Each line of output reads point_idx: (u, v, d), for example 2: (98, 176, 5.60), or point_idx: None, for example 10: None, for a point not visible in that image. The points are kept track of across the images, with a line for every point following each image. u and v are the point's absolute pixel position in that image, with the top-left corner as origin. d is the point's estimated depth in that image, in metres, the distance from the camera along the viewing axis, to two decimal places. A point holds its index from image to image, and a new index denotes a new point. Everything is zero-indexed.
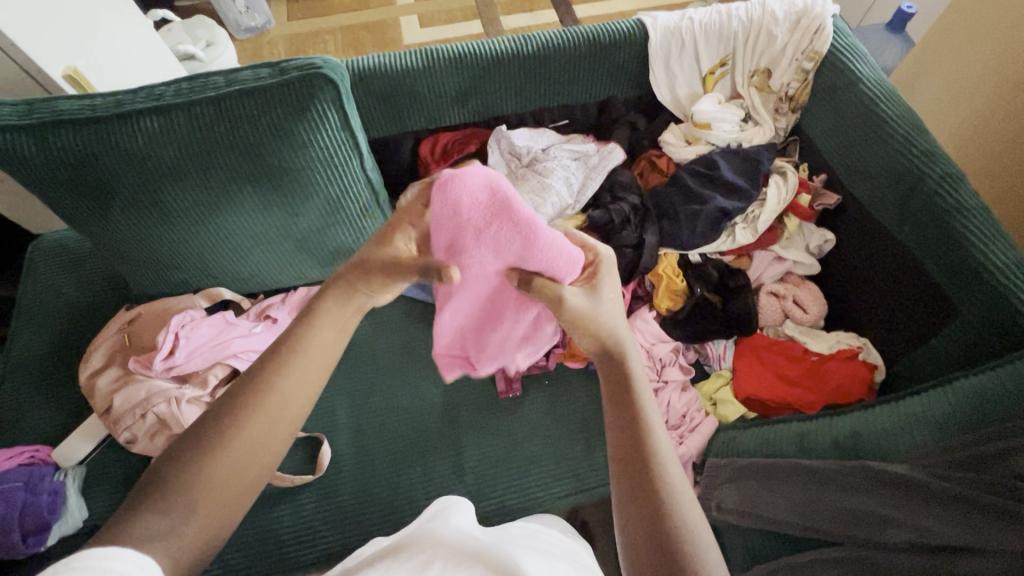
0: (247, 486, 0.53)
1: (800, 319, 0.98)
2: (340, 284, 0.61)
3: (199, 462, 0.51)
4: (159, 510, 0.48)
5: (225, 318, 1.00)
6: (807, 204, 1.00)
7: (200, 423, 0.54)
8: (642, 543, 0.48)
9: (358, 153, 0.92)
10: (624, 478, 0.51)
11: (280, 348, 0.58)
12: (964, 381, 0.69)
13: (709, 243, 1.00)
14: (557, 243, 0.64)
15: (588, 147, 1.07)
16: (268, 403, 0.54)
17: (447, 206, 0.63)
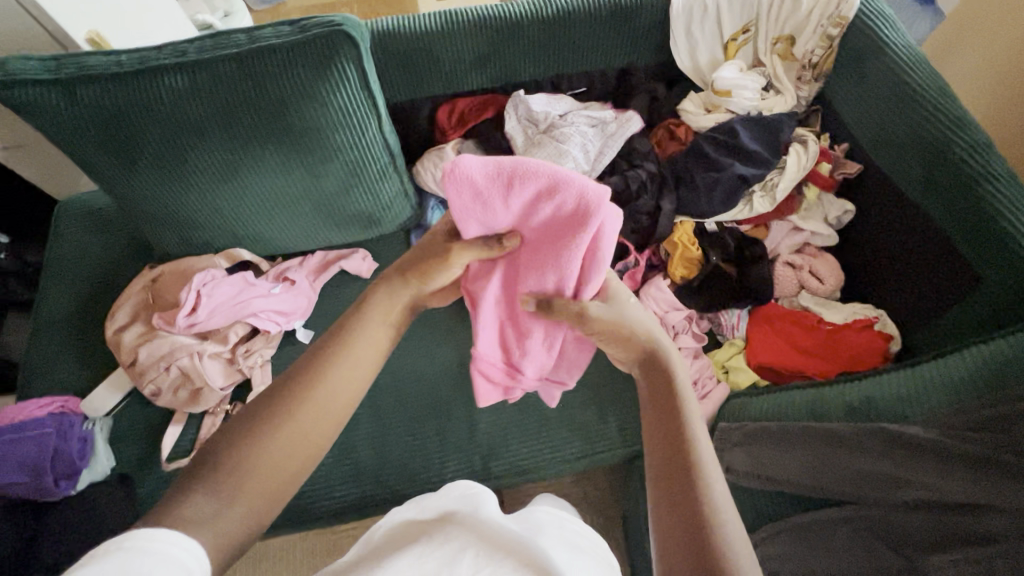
0: (293, 474, 0.56)
1: (816, 289, 0.98)
2: (395, 276, 0.69)
3: (251, 449, 0.54)
4: (207, 493, 0.50)
5: (244, 278, 1.02)
6: (826, 173, 0.99)
7: (251, 412, 0.57)
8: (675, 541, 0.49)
9: (377, 115, 0.93)
10: (665, 482, 0.53)
11: (334, 338, 0.63)
12: (984, 344, 0.68)
13: (726, 211, 0.99)
14: (580, 183, 0.62)
15: (605, 114, 1.06)
16: (316, 393, 0.58)
17: (461, 192, 0.62)
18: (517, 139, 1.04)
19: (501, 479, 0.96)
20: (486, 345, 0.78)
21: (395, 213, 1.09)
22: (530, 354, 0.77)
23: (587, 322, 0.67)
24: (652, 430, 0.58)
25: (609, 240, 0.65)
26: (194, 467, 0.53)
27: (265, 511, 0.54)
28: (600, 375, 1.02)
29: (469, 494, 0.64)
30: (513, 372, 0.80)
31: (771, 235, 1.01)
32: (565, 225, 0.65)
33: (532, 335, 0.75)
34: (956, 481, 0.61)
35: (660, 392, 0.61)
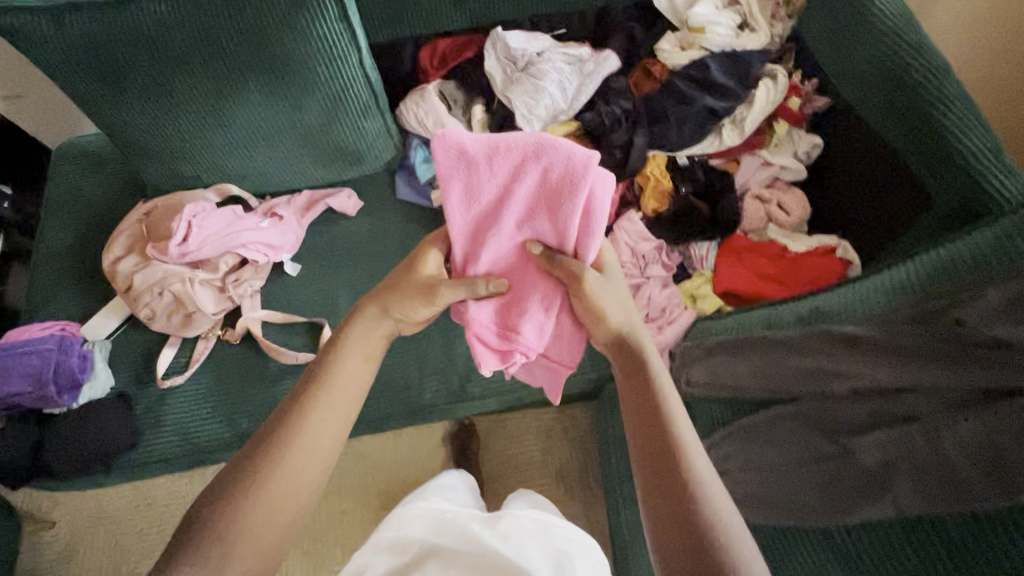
0: (283, 529, 0.58)
1: (783, 223, 1.01)
2: (371, 308, 0.69)
3: (250, 507, 0.56)
4: (196, 565, 0.53)
5: (234, 212, 1.06)
6: (796, 107, 1.02)
7: (235, 472, 0.59)
8: (680, 551, 0.52)
9: (356, 48, 0.96)
10: (660, 492, 0.56)
11: (308, 384, 0.64)
12: (929, 252, 0.72)
13: (697, 143, 1.03)
14: (567, 147, 0.64)
15: (582, 52, 1.08)
16: (294, 450, 0.59)
17: (447, 157, 0.65)
18: (496, 78, 1.08)
19: (478, 400, 1.02)
20: (480, 313, 0.70)
21: (378, 152, 1.12)
22: (528, 321, 0.70)
23: (582, 287, 0.66)
24: (641, 434, 0.60)
25: (606, 203, 0.65)
26: (191, 533, 0.56)
27: (272, 554, 0.58)
28: None
29: (435, 514, 0.80)
30: (508, 343, 0.70)
31: (742, 171, 1.04)
32: (556, 189, 0.65)
33: (531, 301, 0.70)
34: (889, 372, 0.63)
35: (639, 382, 0.64)
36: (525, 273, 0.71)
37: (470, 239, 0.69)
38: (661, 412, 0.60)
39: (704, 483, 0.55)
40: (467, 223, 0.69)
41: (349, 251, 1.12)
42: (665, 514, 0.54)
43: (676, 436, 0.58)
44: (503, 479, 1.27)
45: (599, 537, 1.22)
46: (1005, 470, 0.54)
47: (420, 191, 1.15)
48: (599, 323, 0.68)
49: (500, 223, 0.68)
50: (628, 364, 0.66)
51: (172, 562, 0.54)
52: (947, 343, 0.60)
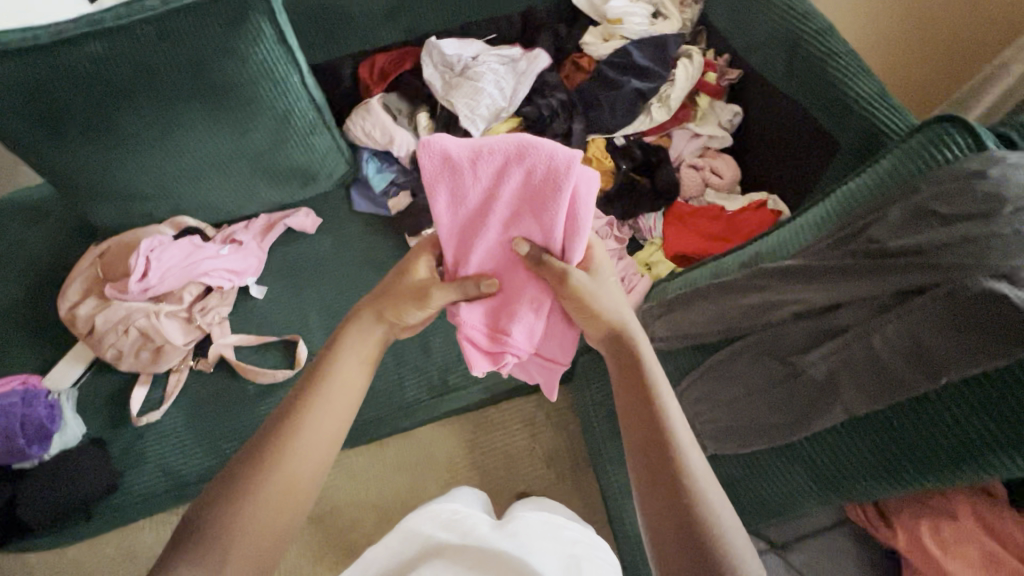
0: (282, 529, 0.58)
1: (719, 186, 1.09)
2: (366, 315, 0.70)
3: (251, 503, 0.56)
4: (195, 563, 0.53)
5: (192, 242, 1.06)
6: (714, 81, 1.10)
7: (237, 470, 0.59)
8: (670, 533, 0.56)
9: (297, 68, 0.99)
10: (652, 480, 0.59)
11: (307, 383, 0.65)
12: (843, 188, 0.81)
13: (631, 123, 1.11)
14: (549, 148, 0.65)
15: (513, 53, 1.16)
16: (294, 449, 0.60)
17: (433, 165, 0.67)
18: (436, 85, 1.13)
19: (460, 390, 1.05)
20: (471, 314, 0.72)
21: (331, 168, 1.15)
22: (518, 321, 0.72)
23: (567, 286, 0.68)
24: (633, 425, 0.63)
25: (589, 202, 0.66)
26: (189, 530, 0.55)
27: (273, 555, 0.57)
28: None
29: (447, 512, 0.80)
30: (500, 342, 0.72)
31: (675, 144, 1.14)
32: (539, 189, 0.67)
33: (520, 302, 0.72)
34: (821, 293, 0.71)
35: (633, 385, 0.65)
36: (514, 274, 0.72)
37: (459, 242, 0.71)
38: (656, 418, 0.62)
39: (695, 468, 0.59)
40: (456, 227, 0.71)
41: (313, 267, 1.13)
42: (660, 515, 0.57)
43: (668, 429, 0.61)
44: (496, 469, 1.30)
45: (596, 509, 1.26)
46: (925, 357, 0.61)
47: (376, 201, 1.17)
48: (587, 320, 0.70)
49: (486, 225, 0.70)
50: (622, 368, 0.67)
51: (169, 561, 0.53)
52: (870, 258, 0.68)
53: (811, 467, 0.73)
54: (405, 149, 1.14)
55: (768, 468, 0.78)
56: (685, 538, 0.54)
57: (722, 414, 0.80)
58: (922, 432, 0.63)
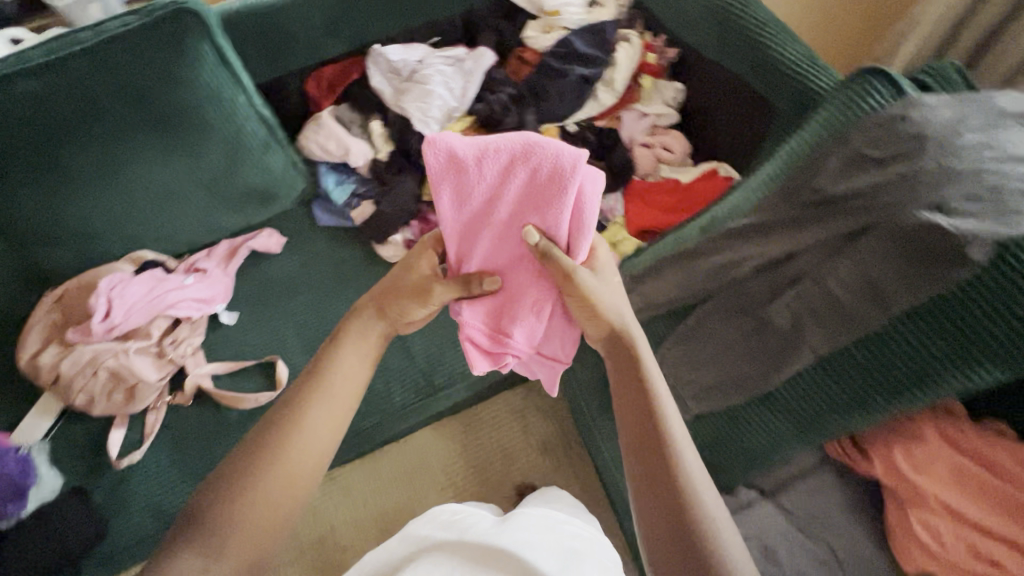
0: (281, 520, 0.58)
1: (670, 161, 1.14)
2: (370, 310, 0.70)
3: (250, 494, 0.57)
4: (194, 549, 0.53)
5: (153, 275, 1.04)
6: (654, 62, 1.16)
7: (239, 461, 0.59)
8: (665, 541, 0.55)
9: (243, 89, 1.00)
10: (648, 488, 0.58)
11: (313, 371, 0.66)
12: (784, 145, 0.86)
13: (580, 109, 1.14)
14: (554, 147, 0.66)
15: (458, 53, 1.18)
16: (297, 436, 0.60)
17: (438, 162, 0.67)
18: (386, 92, 1.15)
19: (447, 389, 1.05)
20: (472, 311, 0.73)
21: (289, 186, 1.13)
22: (518, 319, 0.72)
23: (572, 284, 0.66)
24: (632, 433, 0.62)
25: (593, 200, 0.66)
26: (191, 518, 0.56)
27: (272, 546, 0.57)
28: None
29: (447, 514, 0.81)
30: (501, 340, 0.73)
31: (625, 124, 1.16)
32: (544, 186, 0.66)
33: (522, 300, 0.72)
34: (776, 246, 0.76)
35: (635, 391, 0.64)
36: (517, 272, 0.72)
37: (462, 239, 0.71)
38: (656, 423, 0.61)
39: (694, 476, 0.58)
40: (460, 225, 0.70)
41: (283, 286, 1.12)
42: (654, 517, 0.57)
43: (669, 438, 0.60)
44: (491, 465, 1.30)
45: (593, 489, 1.28)
46: (878, 290, 0.66)
47: (340, 213, 1.16)
48: (588, 320, 0.68)
49: (490, 224, 0.70)
50: (623, 371, 0.65)
51: (169, 548, 0.54)
52: (816, 208, 0.73)
53: (789, 412, 0.77)
54: (362, 158, 1.15)
55: (749, 419, 0.81)
56: (678, 545, 0.54)
57: (700, 374, 0.83)
58: (886, 361, 0.67)
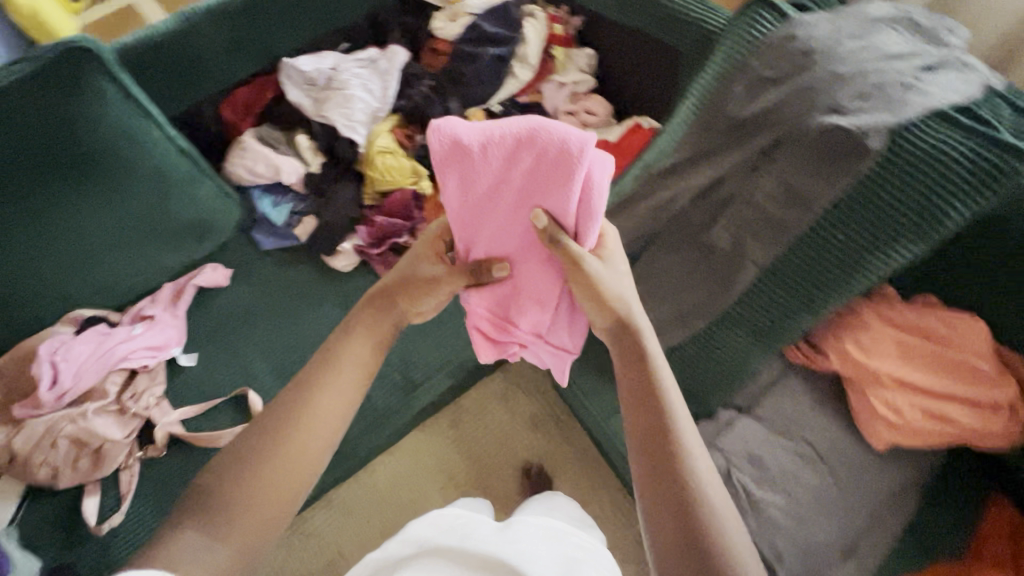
0: (285, 502, 0.59)
1: (596, 124, 1.17)
2: (380, 300, 0.70)
3: (252, 477, 0.58)
4: (201, 527, 0.55)
5: (98, 332, 0.99)
6: (561, 32, 1.19)
7: (245, 445, 0.60)
8: (669, 532, 0.53)
9: (155, 121, 0.98)
10: (652, 478, 0.56)
11: (324, 352, 0.67)
12: (696, 82, 0.87)
13: (501, 88, 1.17)
14: (562, 130, 0.63)
15: (371, 53, 1.18)
16: (305, 418, 0.61)
17: (442, 150, 0.65)
18: (306, 103, 1.14)
19: (426, 382, 1.06)
20: (482, 298, 0.74)
21: (224, 214, 1.10)
22: (524, 308, 0.73)
23: (581, 271, 0.64)
24: (634, 424, 0.59)
25: (602, 185, 0.63)
26: (199, 498, 0.58)
27: (276, 525, 0.59)
28: None
29: (449, 518, 0.79)
30: (507, 327, 0.74)
31: (547, 97, 1.19)
32: (549, 172, 0.64)
33: (527, 290, 0.71)
34: (703, 176, 0.81)
35: (637, 381, 0.61)
36: (524, 263, 0.71)
37: (469, 228, 0.70)
38: (664, 415, 0.58)
39: (697, 465, 0.56)
40: (465, 214, 0.68)
41: (239, 317, 1.09)
42: (660, 512, 0.55)
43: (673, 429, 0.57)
44: (485, 450, 1.32)
45: (586, 452, 1.32)
46: (798, 195, 0.73)
47: (281, 234, 1.15)
48: (594, 310, 0.65)
49: (496, 212, 0.68)
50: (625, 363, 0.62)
51: (174, 526, 0.56)
52: (733, 134, 0.79)
53: (748, 326, 0.82)
54: (296, 175, 1.14)
55: (713, 341, 0.86)
56: (683, 537, 0.52)
57: (661, 312, 0.87)
58: (819, 254, 0.74)
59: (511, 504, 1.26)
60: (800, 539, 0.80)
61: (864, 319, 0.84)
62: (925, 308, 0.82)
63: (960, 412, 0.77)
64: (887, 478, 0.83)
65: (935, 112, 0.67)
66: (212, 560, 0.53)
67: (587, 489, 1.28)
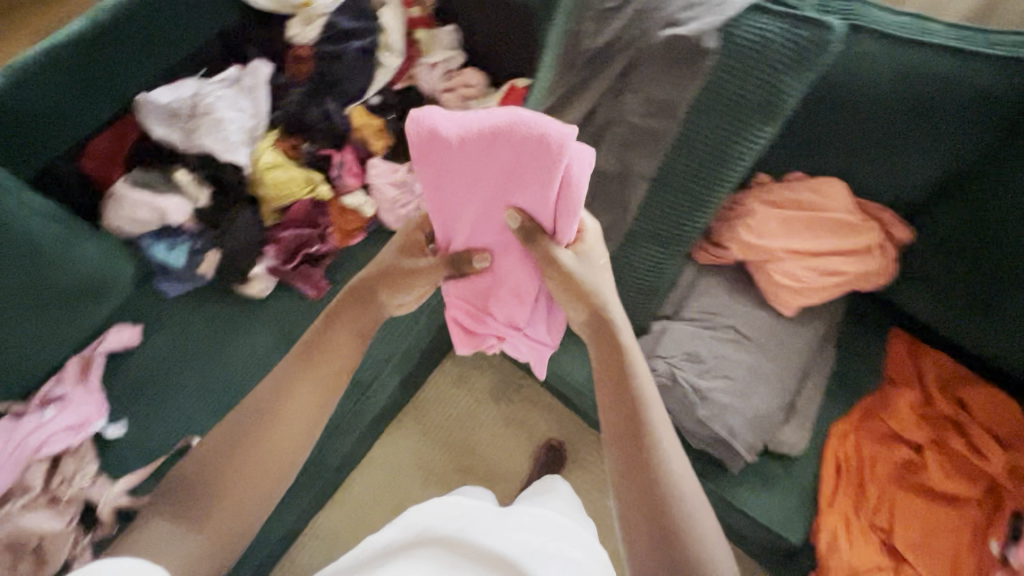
0: (267, 489, 0.62)
1: (475, 95, 1.20)
2: (365, 291, 0.72)
3: (223, 473, 0.61)
4: (185, 520, 0.58)
5: (8, 425, 0.92)
6: (419, 15, 1.23)
7: (220, 444, 0.63)
8: (637, 518, 0.57)
9: (11, 189, 0.91)
10: (627, 469, 0.59)
11: (316, 337, 0.69)
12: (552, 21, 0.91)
13: (374, 80, 1.18)
14: (542, 123, 0.62)
15: (231, 72, 1.13)
16: (291, 405, 0.64)
17: (419, 141, 0.65)
18: (175, 137, 1.09)
19: (374, 380, 1.06)
20: (461, 288, 0.78)
21: (116, 272, 1.03)
22: (502, 301, 0.76)
23: (557, 268, 0.66)
24: (612, 417, 0.62)
25: (582, 181, 0.62)
26: (177, 493, 0.61)
27: (249, 519, 0.61)
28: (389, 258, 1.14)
29: (445, 507, 0.77)
30: (484, 318, 0.79)
31: (422, 80, 1.21)
32: (526, 168, 0.64)
33: (505, 283, 0.75)
34: (578, 110, 0.86)
35: (613, 376, 0.63)
36: (504, 256, 0.73)
37: (447, 219, 0.71)
38: (636, 416, 0.60)
39: (669, 455, 0.58)
40: (444, 206, 0.70)
41: (160, 368, 1.03)
42: (632, 500, 0.57)
43: (648, 422, 0.60)
44: (454, 433, 1.34)
45: (550, 407, 1.36)
46: (662, 106, 0.80)
47: (186, 277, 1.08)
48: (570, 304, 0.68)
49: (474, 206, 0.69)
50: (604, 368, 0.64)
51: (161, 522, 0.59)
52: (594, 64, 0.84)
53: (655, 237, 0.89)
54: (184, 213, 1.08)
55: (627, 261, 0.92)
56: (649, 524, 0.55)
57: None
58: (696, 157, 0.81)
59: (491, 475, 1.29)
60: (746, 412, 0.88)
61: (748, 206, 0.93)
62: (792, 183, 0.92)
63: (840, 262, 0.89)
64: (801, 337, 0.94)
65: (754, 6, 0.75)
66: (182, 548, 0.56)
67: (560, 439, 1.33)
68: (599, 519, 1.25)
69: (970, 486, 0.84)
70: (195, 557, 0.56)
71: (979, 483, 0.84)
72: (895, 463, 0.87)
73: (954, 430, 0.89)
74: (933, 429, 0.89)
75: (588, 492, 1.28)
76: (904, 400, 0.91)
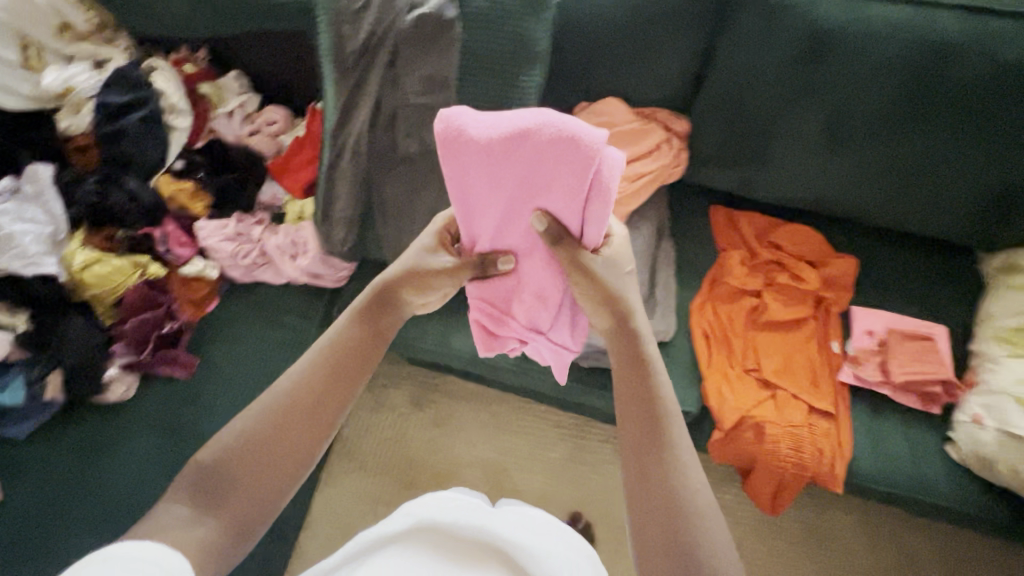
0: (278, 482, 0.57)
1: (281, 129, 1.20)
2: (392, 289, 0.69)
3: (238, 460, 0.56)
4: (197, 505, 0.53)
5: None
6: (195, 70, 1.19)
7: (257, 429, 0.57)
8: (652, 526, 0.53)
9: None
10: (641, 470, 0.57)
11: (343, 326, 0.65)
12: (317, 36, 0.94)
13: (171, 146, 1.15)
14: (574, 126, 0.62)
15: (8, 184, 1.04)
16: (311, 395, 0.60)
17: (447, 138, 0.65)
18: None
19: None
20: (484, 289, 0.77)
21: None
22: (525, 303, 0.75)
23: (585, 268, 0.65)
24: (627, 422, 0.60)
25: (611, 186, 0.62)
26: (200, 477, 0.55)
27: (267, 506, 0.56)
28: (253, 311, 1.12)
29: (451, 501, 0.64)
30: (505, 320, 0.78)
31: (222, 131, 1.19)
32: (556, 170, 0.64)
33: (527, 284, 0.74)
34: (368, 108, 0.90)
35: (632, 385, 0.62)
36: (528, 258, 0.72)
37: (471, 221, 0.70)
38: (655, 423, 0.58)
39: (687, 467, 0.56)
40: (468, 207, 0.69)
41: (38, 513, 0.94)
42: (647, 501, 0.55)
43: (669, 431, 0.58)
44: (389, 452, 1.33)
45: (472, 393, 1.38)
46: (436, 81, 0.86)
47: (32, 411, 0.97)
48: (594, 308, 0.67)
49: (498, 205, 0.68)
50: (626, 373, 0.63)
51: (173, 501, 0.53)
52: (365, 63, 0.88)
53: None
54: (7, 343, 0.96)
55: None
56: (662, 531, 0.52)
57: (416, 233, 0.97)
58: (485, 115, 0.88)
59: (438, 476, 1.31)
60: None
61: None
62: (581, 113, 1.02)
63: (642, 165, 1.01)
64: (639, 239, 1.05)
65: None
66: (197, 534, 0.51)
67: (490, 416, 1.36)
68: (550, 471, 1.30)
69: (803, 307, 1.00)
70: (202, 545, 0.50)
71: (808, 302, 1.00)
72: (743, 312, 1.01)
73: (777, 268, 1.04)
74: (763, 274, 1.04)
75: (533, 451, 1.32)
76: (733, 258, 1.05)
